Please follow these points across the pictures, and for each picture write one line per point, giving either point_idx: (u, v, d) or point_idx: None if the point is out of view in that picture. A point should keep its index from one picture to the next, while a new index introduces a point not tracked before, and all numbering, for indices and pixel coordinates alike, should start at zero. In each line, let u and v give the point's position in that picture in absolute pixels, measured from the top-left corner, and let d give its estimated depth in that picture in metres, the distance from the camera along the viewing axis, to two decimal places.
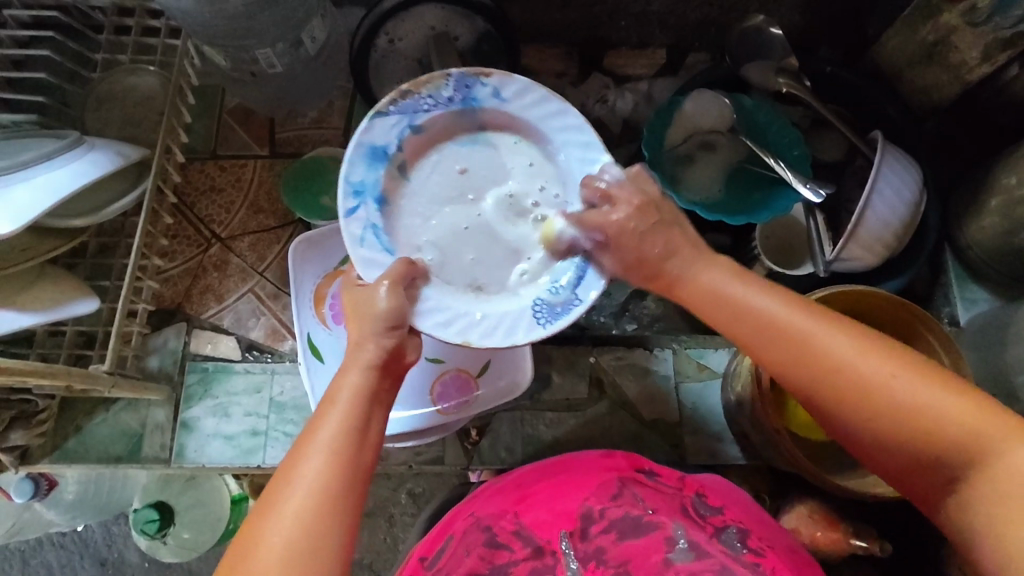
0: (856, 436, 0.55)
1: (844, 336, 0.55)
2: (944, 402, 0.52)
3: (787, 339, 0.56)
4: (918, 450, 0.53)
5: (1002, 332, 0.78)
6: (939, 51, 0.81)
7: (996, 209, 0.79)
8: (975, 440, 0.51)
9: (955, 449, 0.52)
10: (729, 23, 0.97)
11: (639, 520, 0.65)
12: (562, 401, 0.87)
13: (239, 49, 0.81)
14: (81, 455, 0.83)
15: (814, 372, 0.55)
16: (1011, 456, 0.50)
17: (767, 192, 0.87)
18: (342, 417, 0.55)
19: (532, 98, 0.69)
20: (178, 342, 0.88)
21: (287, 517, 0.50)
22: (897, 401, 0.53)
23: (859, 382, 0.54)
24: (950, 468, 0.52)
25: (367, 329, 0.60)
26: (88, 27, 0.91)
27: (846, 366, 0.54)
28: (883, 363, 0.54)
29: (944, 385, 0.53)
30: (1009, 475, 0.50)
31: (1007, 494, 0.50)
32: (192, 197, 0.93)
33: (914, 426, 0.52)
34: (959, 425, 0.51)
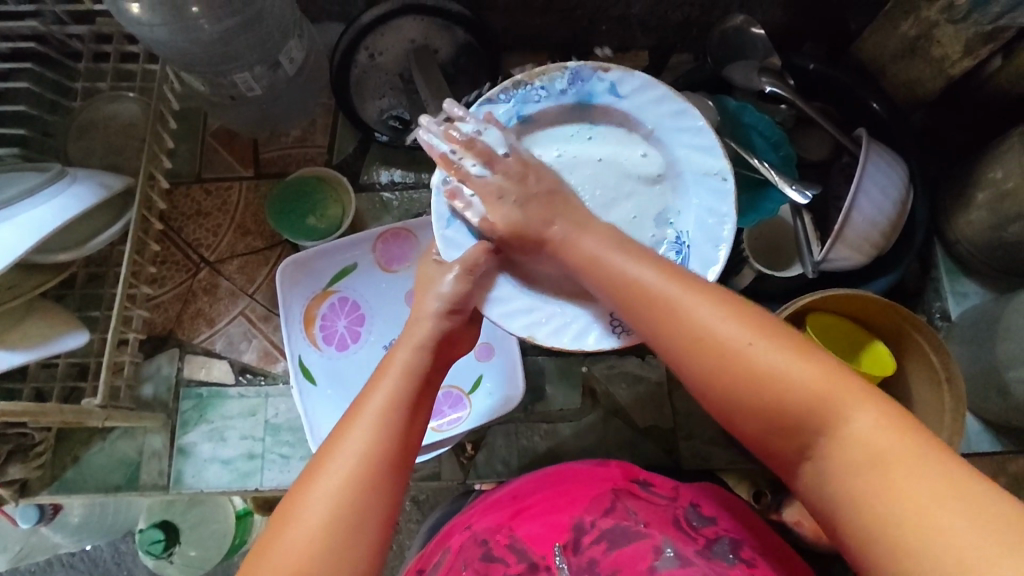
0: (720, 406, 0.51)
1: (711, 304, 0.52)
2: (804, 368, 0.48)
3: (660, 305, 0.54)
4: (776, 421, 0.49)
5: (991, 326, 0.78)
6: (921, 45, 0.81)
7: (984, 203, 0.79)
8: (818, 404, 0.47)
9: (794, 419, 0.48)
10: (710, 23, 0.96)
11: (631, 529, 0.59)
12: (557, 411, 0.87)
13: (217, 74, 0.81)
14: (80, 485, 0.84)
15: (683, 336, 0.52)
16: (858, 416, 0.45)
17: (754, 193, 0.87)
18: (389, 392, 0.55)
19: (653, 96, 0.66)
20: (172, 369, 0.88)
21: (337, 477, 0.49)
22: (739, 364, 0.50)
23: (712, 347, 0.51)
24: (800, 438, 0.48)
25: (430, 305, 0.61)
26: (67, 55, 0.91)
27: (710, 336, 0.51)
28: (739, 334, 0.51)
29: (810, 356, 0.49)
30: (850, 441, 0.45)
31: (848, 461, 0.45)
32: (178, 222, 0.93)
33: (763, 395, 0.49)
34: (810, 389, 0.47)
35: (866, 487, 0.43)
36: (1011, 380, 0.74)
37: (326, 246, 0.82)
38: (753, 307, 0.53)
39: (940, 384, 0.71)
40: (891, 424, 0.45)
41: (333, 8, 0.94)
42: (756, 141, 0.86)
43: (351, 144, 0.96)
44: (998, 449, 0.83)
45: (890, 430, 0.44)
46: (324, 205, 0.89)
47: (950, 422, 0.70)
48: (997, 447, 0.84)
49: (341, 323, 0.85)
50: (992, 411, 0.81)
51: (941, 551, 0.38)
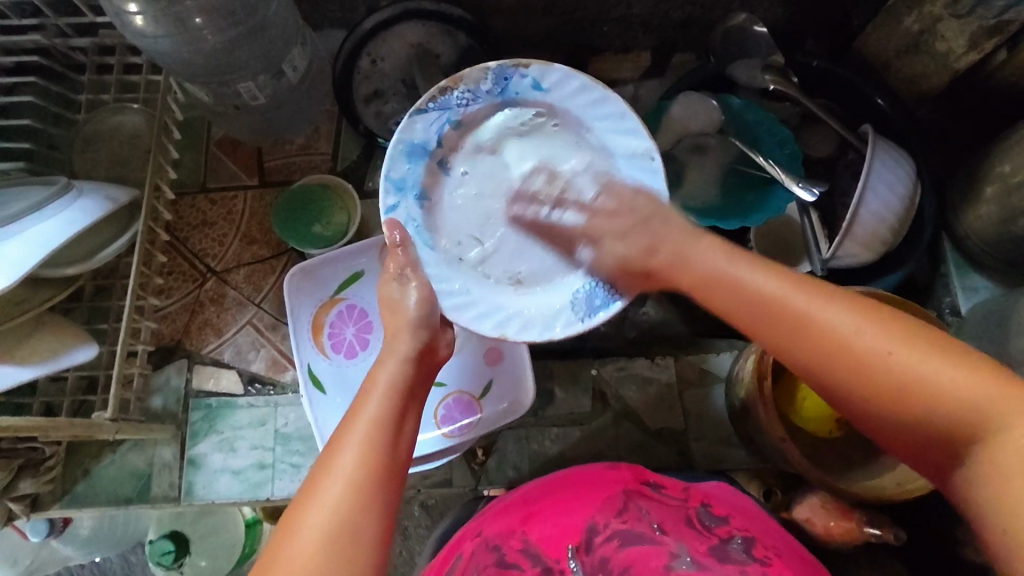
0: (851, 403, 0.48)
1: (836, 304, 0.49)
2: (949, 375, 0.44)
3: (771, 304, 0.51)
4: (912, 425, 0.45)
5: (1003, 321, 0.77)
6: (926, 40, 0.80)
7: (992, 197, 0.78)
8: (976, 416, 0.42)
9: (943, 427, 0.43)
10: (711, 22, 0.96)
11: (646, 532, 0.59)
12: (568, 415, 0.87)
13: (221, 84, 0.81)
14: (91, 499, 0.83)
15: (801, 342, 0.49)
16: (1014, 433, 0.40)
17: (761, 192, 0.87)
18: (377, 408, 0.53)
19: (570, 85, 0.68)
20: (180, 380, 0.88)
21: (333, 496, 0.46)
22: (869, 358, 0.46)
23: (828, 339, 0.48)
24: (946, 441, 0.43)
25: (405, 324, 0.62)
26: (70, 67, 0.91)
27: (841, 341, 0.48)
28: (859, 336, 0.47)
29: (946, 358, 0.44)
30: (1013, 451, 0.40)
31: (1008, 474, 0.40)
32: (184, 232, 0.92)
33: (889, 395, 0.45)
34: (959, 394, 0.43)
35: (1007, 491, 0.40)
36: None
37: (333, 253, 0.82)
38: (880, 309, 0.49)
39: None
40: None
41: (335, 14, 0.94)
42: (761, 140, 0.86)
43: (355, 151, 0.96)
44: None
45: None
46: (330, 213, 0.89)
47: None
48: None
49: (350, 330, 0.84)
50: None
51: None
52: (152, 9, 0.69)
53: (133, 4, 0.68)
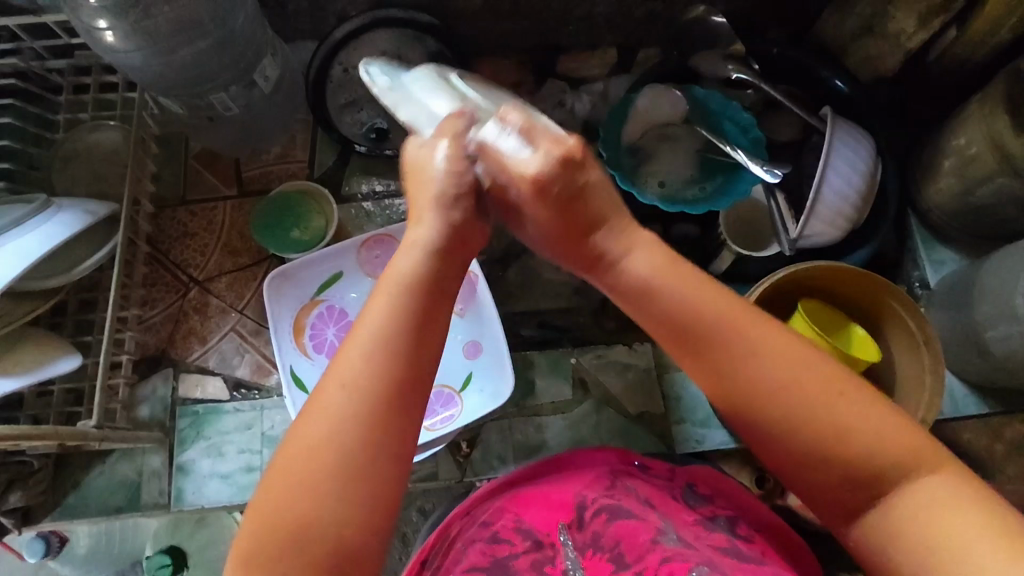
0: (787, 458, 0.49)
1: (754, 333, 0.49)
2: (890, 425, 0.47)
3: (726, 358, 0.49)
4: (853, 469, 0.47)
5: (967, 289, 0.79)
6: (878, 22, 0.83)
7: (951, 169, 0.80)
8: (892, 465, 0.46)
9: (863, 476, 0.47)
10: (673, 17, 0.98)
11: (633, 507, 0.58)
12: (549, 404, 0.88)
13: (194, 96, 0.83)
14: (81, 510, 0.84)
15: (717, 372, 0.49)
16: (931, 478, 0.46)
17: (727, 177, 0.89)
18: (393, 309, 0.48)
19: None
20: (167, 389, 0.89)
21: (344, 406, 0.45)
22: (794, 411, 0.48)
23: (761, 388, 0.48)
24: (871, 491, 0.47)
25: (430, 208, 0.52)
26: (48, 89, 0.93)
27: (769, 385, 0.48)
28: (790, 379, 0.48)
29: (869, 404, 0.47)
30: (916, 504, 0.45)
31: (901, 525, 0.46)
32: (165, 244, 0.94)
33: (845, 451, 0.47)
34: (878, 446, 0.46)
35: (892, 538, 0.46)
36: (990, 340, 0.75)
37: (312, 256, 0.84)
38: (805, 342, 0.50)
39: (919, 349, 0.72)
40: (952, 491, 0.45)
41: (306, 26, 0.97)
42: (727, 126, 0.89)
43: (330, 157, 0.97)
44: (984, 411, 0.85)
45: (955, 497, 0.45)
46: (308, 218, 0.90)
47: (931, 384, 0.70)
48: (983, 409, 0.85)
49: (331, 331, 0.86)
50: (975, 374, 0.82)
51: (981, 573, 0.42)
52: (122, 25, 0.71)
53: (103, 21, 0.71)
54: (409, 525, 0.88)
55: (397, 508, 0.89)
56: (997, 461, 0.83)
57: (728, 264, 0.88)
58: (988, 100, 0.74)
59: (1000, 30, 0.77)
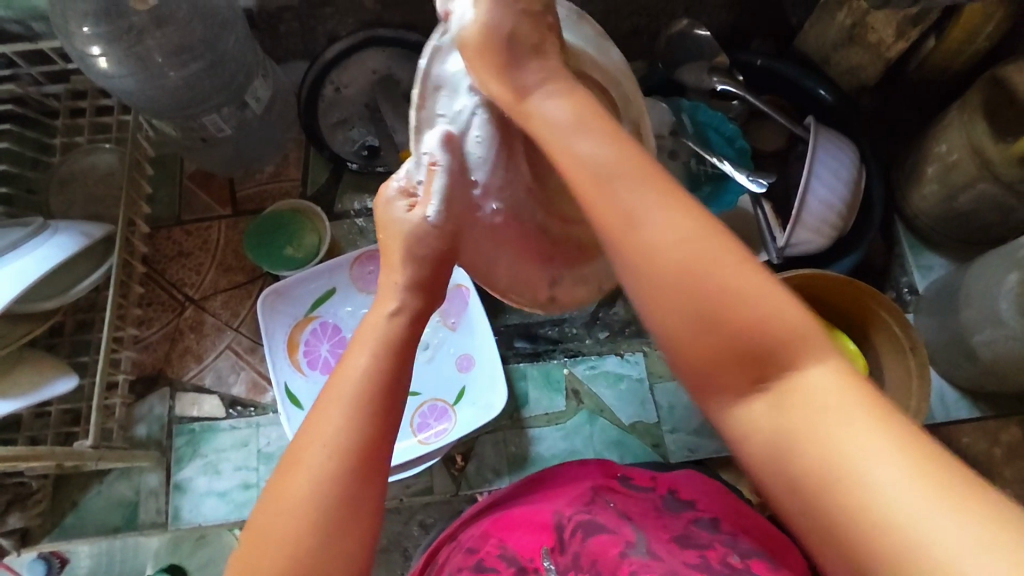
0: (675, 332, 0.42)
1: (652, 184, 0.44)
2: (780, 304, 0.40)
3: (615, 203, 0.44)
4: (735, 347, 0.40)
5: (954, 294, 0.80)
6: (858, 32, 0.84)
7: (934, 176, 0.82)
8: (782, 343, 0.40)
9: (746, 350, 0.40)
10: (658, 30, 1.00)
11: (607, 523, 0.58)
12: (543, 416, 0.89)
13: (187, 118, 0.84)
14: (79, 530, 0.85)
15: (623, 239, 0.44)
16: (823, 372, 0.39)
17: (714, 187, 0.90)
18: (368, 363, 0.48)
19: None
20: (163, 407, 0.90)
21: (313, 472, 0.43)
22: (688, 271, 0.41)
23: (658, 249, 0.42)
24: (756, 376, 0.40)
25: (397, 283, 0.54)
26: (44, 113, 0.95)
27: (651, 243, 0.42)
28: (697, 235, 0.42)
29: (759, 279, 0.41)
30: (816, 396, 0.38)
31: (799, 428, 0.38)
32: (161, 264, 0.95)
33: (724, 320, 0.40)
34: (784, 325, 0.40)
35: (793, 442, 0.38)
36: (978, 344, 0.76)
37: (306, 273, 0.85)
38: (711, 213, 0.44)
39: (905, 352, 0.73)
40: (858, 392, 0.38)
41: (298, 46, 0.98)
42: (711, 137, 0.89)
43: (323, 175, 0.99)
44: (976, 415, 0.85)
45: (856, 397, 0.37)
46: (301, 235, 0.92)
47: (917, 389, 0.71)
48: (975, 413, 0.86)
49: (325, 347, 0.87)
50: (966, 378, 0.83)
51: (869, 495, 0.34)
52: (116, 49, 0.74)
53: (97, 47, 0.73)
54: (410, 540, 0.87)
55: (398, 523, 0.87)
56: (992, 465, 0.83)
57: None
58: (967, 107, 0.75)
59: (977, 39, 0.79)
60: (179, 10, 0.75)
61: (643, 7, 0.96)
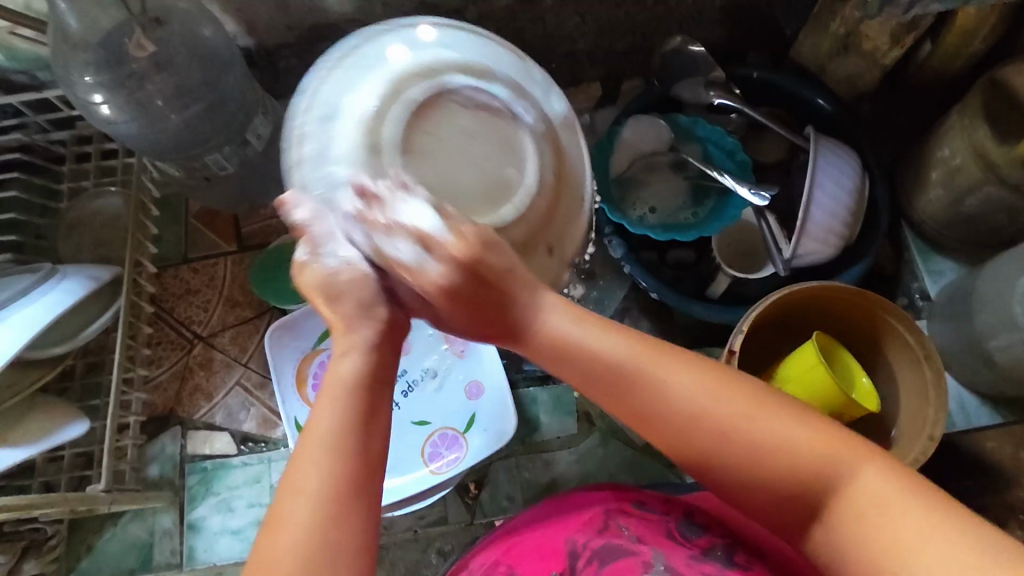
0: (739, 472, 0.48)
1: (689, 383, 0.49)
2: (794, 427, 0.47)
3: (631, 389, 0.50)
4: (788, 484, 0.47)
5: (967, 298, 0.78)
6: (853, 41, 0.84)
7: (938, 180, 0.81)
8: (823, 465, 0.46)
9: (801, 481, 0.47)
10: (653, 48, 1.00)
11: (623, 548, 0.57)
12: (555, 440, 0.88)
13: (190, 158, 0.85)
14: (95, 574, 0.85)
15: (667, 422, 0.49)
16: (865, 474, 0.46)
17: (717, 202, 0.89)
18: (342, 410, 0.49)
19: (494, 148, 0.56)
20: (175, 446, 0.90)
21: (303, 523, 0.44)
22: (720, 431, 0.48)
23: (677, 417, 0.49)
24: (809, 498, 0.47)
25: (360, 331, 0.52)
26: (51, 160, 0.96)
27: (702, 418, 0.48)
28: (746, 409, 0.48)
29: (771, 408, 0.48)
30: (857, 498, 0.45)
31: (849, 515, 0.45)
32: (169, 303, 0.96)
33: (771, 465, 0.47)
34: (790, 447, 0.47)
35: (851, 530, 0.45)
36: (994, 349, 0.75)
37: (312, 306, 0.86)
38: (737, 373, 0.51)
39: (920, 363, 0.71)
40: (888, 478, 0.45)
41: (296, 82, 0.99)
42: (711, 152, 0.89)
43: None
44: (998, 421, 0.84)
45: (891, 487, 0.45)
46: None
47: (934, 399, 0.69)
48: (997, 419, 0.84)
49: None
50: (985, 384, 0.81)
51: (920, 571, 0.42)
52: (117, 95, 0.75)
53: (99, 95, 0.75)
54: (428, 569, 0.84)
55: (416, 551, 0.85)
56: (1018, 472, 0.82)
57: (725, 287, 0.88)
58: (967, 110, 0.75)
59: (974, 41, 0.79)
60: (177, 56, 0.76)
61: (637, 26, 0.97)
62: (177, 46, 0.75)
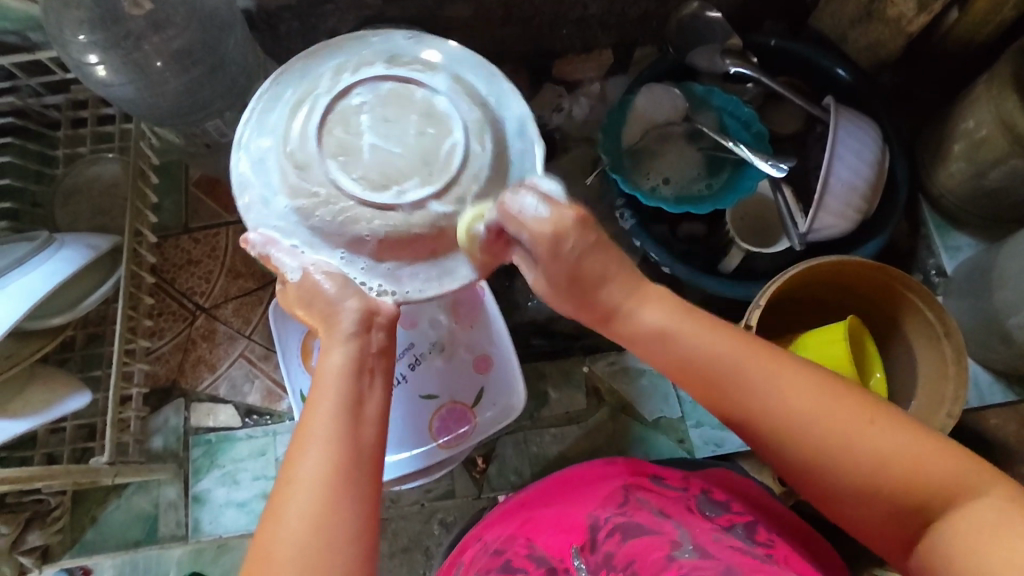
0: (841, 485, 0.47)
1: (779, 376, 0.49)
2: (909, 445, 0.46)
3: (727, 391, 0.50)
4: (901, 501, 0.46)
5: (987, 273, 0.76)
6: (878, 8, 0.81)
7: (961, 153, 0.79)
8: (935, 487, 0.45)
9: (909, 502, 0.46)
10: (668, 14, 0.97)
11: (647, 524, 0.54)
12: (563, 415, 0.87)
13: (190, 124, 0.83)
14: (99, 545, 0.84)
15: (750, 420, 0.50)
16: (979, 500, 0.44)
17: (731, 175, 0.87)
18: (332, 404, 0.49)
19: (419, 111, 0.59)
20: (179, 418, 0.89)
21: (297, 517, 0.44)
22: (830, 449, 0.47)
23: (773, 420, 0.49)
24: (913, 514, 0.46)
25: (343, 329, 0.53)
26: (46, 125, 0.93)
27: (791, 420, 0.48)
28: (837, 411, 0.47)
29: (896, 424, 0.47)
30: (972, 518, 0.44)
31: (969, 542, 0.43)
32: (170, 273, 0.94)
33: (881, 480, 0.46)
34: (911, 472, 0.45)
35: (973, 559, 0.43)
36: (1013, 326, 0.73)
37: None
38: (837, 377, 0.50)
39: (940, 340, 0.70)
40: (1007, 507, 0.43)
41: (299, 46, 0.96)
42: (728, 123, 0.87)
43: None
44: (1011, 399, 0.83)
45: (1007, 512, 0.43)
46: None
47: (954, 375, 0.68)
48: (1010, 397, 0.83)
49: None
50: (1000, 361, 0.80)
51: None
52: (114, 57, 0.72)
53: (94, 56, 0.72)
54: (432, 541, 0.84)
55: (419, 523, 0.84)
56: None
57: (738, 261, 0.86)
58: (996, 81, 0.72)
59: (1005, 8, 0.75)
60: (176, 15, 0.73)
61: None
62: (176, 5, 0.72)
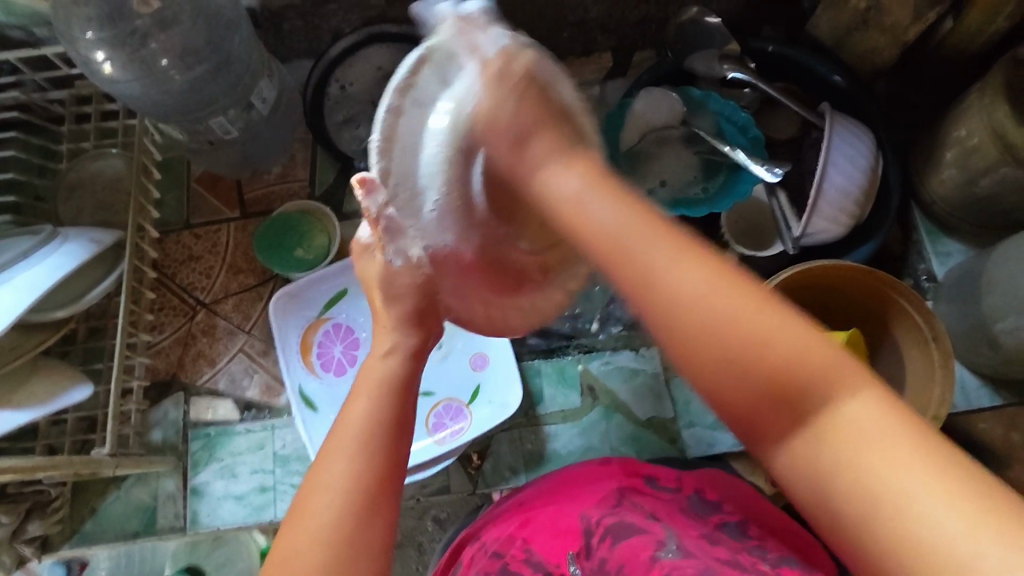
0: (699, 351, 0.38)
1: (663, 240, 0.39)
2: (794, 337, 0.37)
3: (632, 263, 0.39)
4: (765, 387, 0.37)
5: (976, 279, 0.78)
6: (873, 16, 0.82)
7: (953, 161, 0.80)
8: (809, 379, 0.37)
9: (783, 388, 0.37)
10: (668, 18, 0.98)
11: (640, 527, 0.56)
12: (558, 413, 0.88)
13: (193, 122, 0.84)
14: (98, 537, 0.85)
15: (625, 278, 0.39)
16: (859, 402, 0.36)
17: (727, 180, 0.88)
18: (371, 404, 0.48)
19: None
20: (178, 412, 0.90)
21: (326, 518, 0.43)
22: (710, 327, 0.38)
23: (664, 299, 0.38)
24: (780, 406, 0.37)
25: (392, 316, 0.56)
26: (49, 119, 0.94)
27: (676, 294, 0.38)
28: (723, 294, 0.38)
29: (787, 316, 0.38)
30: (850, 427, 0.36)
31: (845, 455, 0.35)
32: (171, 268, 0.95)
33: (756, 362, 0.37)
34: (792, 362, 0.37)
35: (844, 464, 0.35)
36: (1000, 331, 0.75)
37: (319, 273, 0.85)
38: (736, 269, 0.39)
39: (927, 344, 0.72)
40: (891, 412, 0.35)
41: (301, 44, 0.97)
42: (724, 127, 0.87)
43: (330, 175, 0.97)
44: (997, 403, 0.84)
45: (890, 421, 0.35)
46: (311, 236, 0.91)
47: (941, 378, 0.70)
48: (997, 402, 0.85)
49: (338, 348, 0.87)
50: (987, 366, 0.82)
51: (915, 522, 0.32)
52: (119, 54, 0.73)
53: (101, 52, 0.73)
54: (425, 535, 0.86)
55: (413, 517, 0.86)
56: None
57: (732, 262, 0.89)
58: (988, 89, 0.74)
59: (998, 18, 0.77)
60: (182, 13, 0.74)
61: None
62: (181, 4, 0.73)
